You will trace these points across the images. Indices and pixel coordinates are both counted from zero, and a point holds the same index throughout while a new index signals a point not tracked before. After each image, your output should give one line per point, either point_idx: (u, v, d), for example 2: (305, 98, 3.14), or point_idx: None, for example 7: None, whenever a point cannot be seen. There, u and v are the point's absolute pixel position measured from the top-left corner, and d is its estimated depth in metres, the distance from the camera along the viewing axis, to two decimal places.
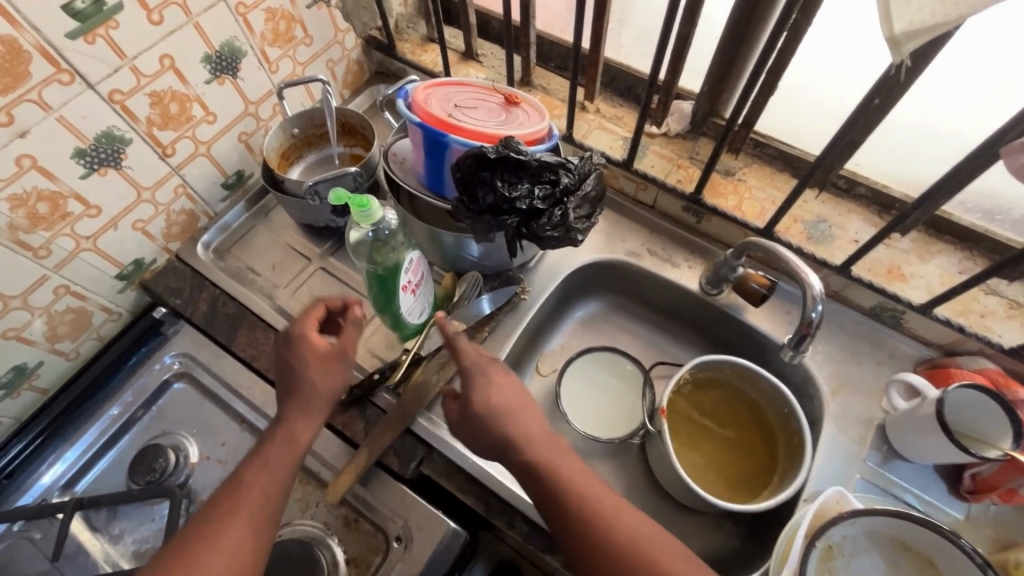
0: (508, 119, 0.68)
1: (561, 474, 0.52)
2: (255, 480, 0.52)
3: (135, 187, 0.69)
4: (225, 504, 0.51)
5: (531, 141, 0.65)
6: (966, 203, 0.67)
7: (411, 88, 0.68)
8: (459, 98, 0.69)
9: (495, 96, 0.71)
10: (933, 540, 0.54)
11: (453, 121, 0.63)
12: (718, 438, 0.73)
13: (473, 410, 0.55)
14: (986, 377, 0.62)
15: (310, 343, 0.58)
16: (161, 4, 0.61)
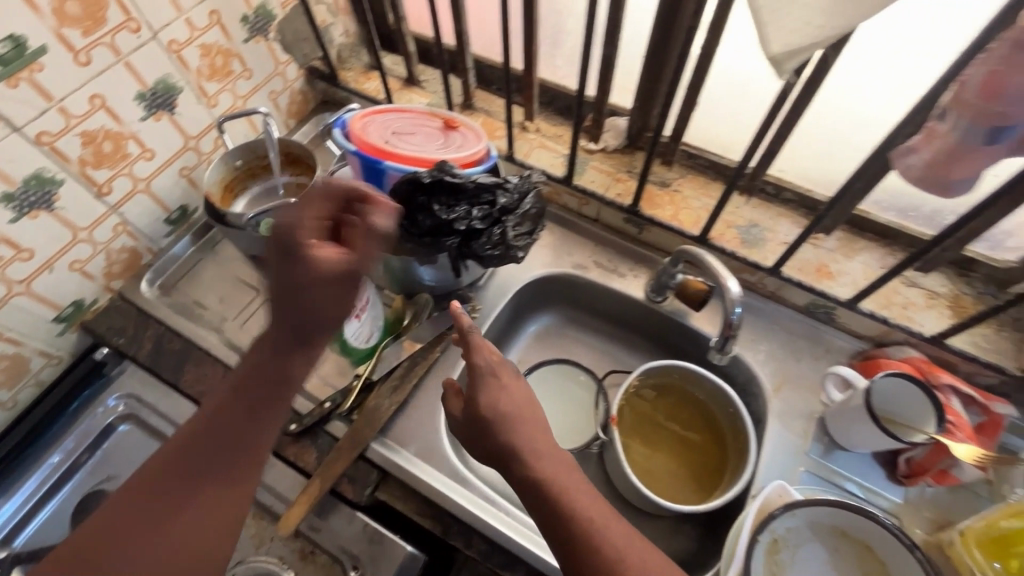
0: (446, 143, 0.70)
1: (565, 495, 0.49)
2: (247, 425, 0.52)
3: (70, 229, 0.68)
4: (219, 445, 0.51)
5: (467, 164, 0.67)
6: (881, 202, 0.71)
7: (350, 116, 0.69)
8: (398, 124, 0.71)
9: (434, 121, 0.73)
10: (869, 527, 0.56)
11: (388, 148, 0.65)
12: (680, 436, 0.76)
13: (481, 415, 0.53)
14: (912, 366, 0.67)
15: (320, 253, 0.49)
16: (88, 46, 0.61)
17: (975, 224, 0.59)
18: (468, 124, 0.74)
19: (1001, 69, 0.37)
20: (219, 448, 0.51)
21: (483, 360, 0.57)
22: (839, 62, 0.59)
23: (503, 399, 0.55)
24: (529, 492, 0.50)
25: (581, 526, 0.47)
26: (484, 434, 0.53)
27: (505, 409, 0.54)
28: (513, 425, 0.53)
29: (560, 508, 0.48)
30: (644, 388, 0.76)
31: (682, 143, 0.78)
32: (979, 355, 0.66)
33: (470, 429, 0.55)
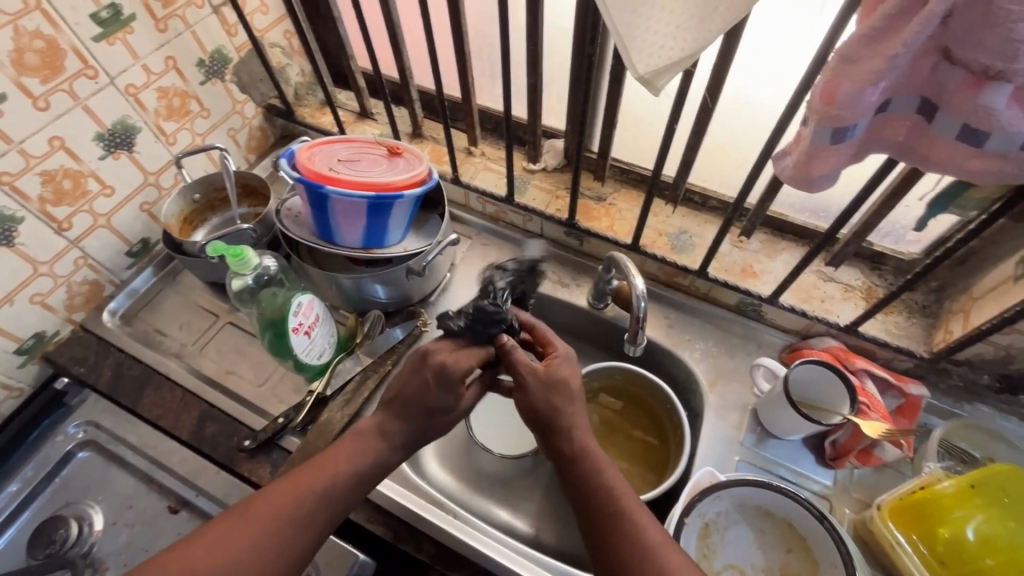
0: (391, 167, 0.73)
1: (605, 467, 0.54)
2: (348, 469, 0.54)
3: (31, 263, 0.72)
4: (326, 481, 0.53)
5: (411, 185, 0.70)
6: (794, 205, 0.76)
7: (298, 147, 0.73)
8: (346, 152, 0.75)
9: (379, 149, 0.76)
10: (786, 504, 0.59)
11: (332, 175, 0.68)
12: (635, 437, 0.80)
13: (563, 379, 0.57)
14: (831, 354, 0.71)
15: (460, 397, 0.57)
16: (47, 92, 0.66)
17: (868, 218, 0.65)
18: (414, 148, 0.78)
19: (832, 78, 0.42)
20: (325, 484, 0.53)
21: (563, 346, 0.60)
22: (733, 79, 0.65)
23: (570, 372, 0.57)
24: (576, 457, 0.54)
25: (616, 508, 0.51)
26: (562, 400, 0.56)
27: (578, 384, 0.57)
28: (580, 404, 0.57)
29: (597, 482, 0.52)
30: (600, 393, 0.81)
31: (612, 160, 0.83)
32: (891, 341, 0.71)
33: (543, 386, 0.56)
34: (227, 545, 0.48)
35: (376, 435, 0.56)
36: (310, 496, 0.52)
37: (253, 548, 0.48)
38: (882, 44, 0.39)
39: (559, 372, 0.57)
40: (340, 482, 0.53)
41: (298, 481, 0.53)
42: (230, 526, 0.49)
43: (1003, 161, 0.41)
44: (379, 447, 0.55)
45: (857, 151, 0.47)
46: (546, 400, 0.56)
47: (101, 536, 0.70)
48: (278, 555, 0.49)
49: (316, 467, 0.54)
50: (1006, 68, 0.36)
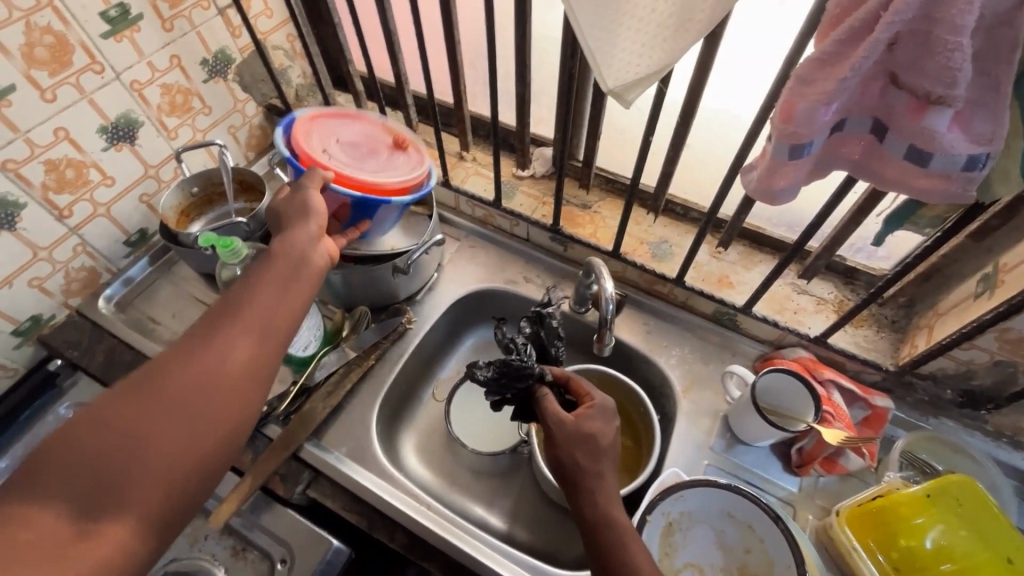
0: (390, 161, 0.73)
1: (627, 538, 0.51)
2: (279, 267, 0.55)
3: (30, 248, 0.74)
4: (264, 274, 0.54)
5: (404, 189, 0.70)
6: (771, 218, 0.78)
7: (299, 116, 0.72)
8: (348, 132, 0.74)
9: (382, 140, 0.75)
10: (746, 507, 0.61)
11: (323, 161, 0.67)
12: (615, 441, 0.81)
13: (593, 435, 0.56)
14: (800, 364, 0.73)
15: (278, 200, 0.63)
16: (54, 85, 0.69)
17: (837, 233, 0.68)
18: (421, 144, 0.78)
19: (790, 97, 0.44)
20: (265, 279, 0.54)
21: (602, 398, 0.60)
22: (710, 93, 0.68)
23: (603, 430, 0.57)
24: (599, 527, 0.52)
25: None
26: (589, 457, 0.55)
27: (610, 445, 0.57)
28: (609, 466, 0.56)
29: (621, 561, 0.50)
30: None
31: (597, 169, 0.86)
32: (859, 353, 0.73)
33: (571, 442, 0.56)
34: (178, 366, 0.47)
35: (283, 239, 0.58)
36: (245, 297, 0.53)
37: (211, 348, 0.49)
38: (834, 67, 0.42)
39: (588, 425, 0.57)
40: (269, 277, 0.54)
41: (241, 288, 0.54)
42: (178, 349, 0.48)
43: (947, 180, 0.44)
44: (283, 247, 0.57)
45: (815, 166, 0.50)
46: (572, 456, 0.56)
47: None
48: (237, 362, 0.49)
49: (256, 271, 0.55)
50: (946, 94, 0.38)
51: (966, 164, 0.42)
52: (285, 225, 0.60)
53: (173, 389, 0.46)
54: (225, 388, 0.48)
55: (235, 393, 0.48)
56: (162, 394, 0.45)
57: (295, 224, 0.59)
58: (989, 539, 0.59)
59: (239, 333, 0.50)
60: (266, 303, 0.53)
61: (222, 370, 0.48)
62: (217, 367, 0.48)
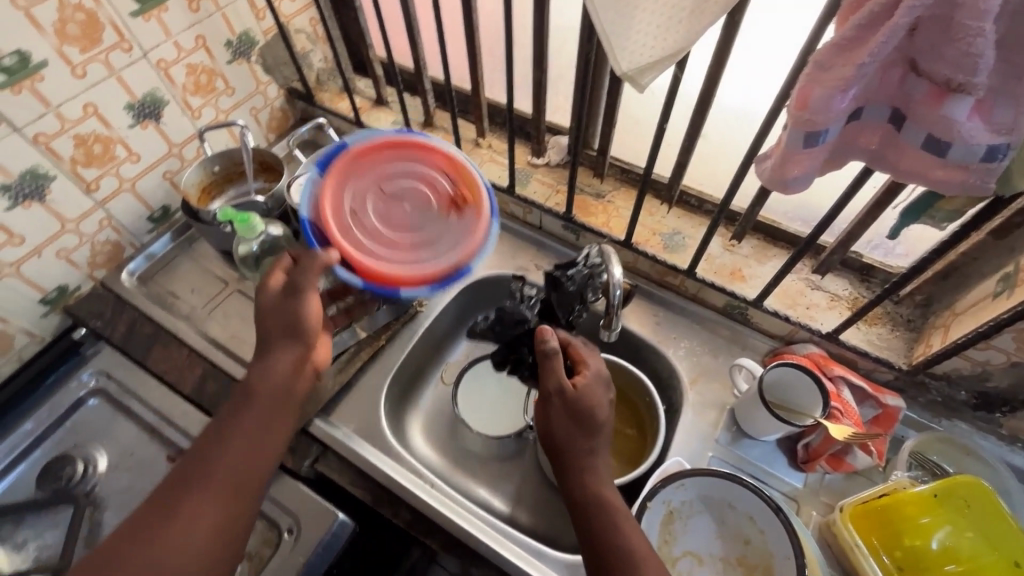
0: (426, 233, 0.67)
1: (617, 516, 0.54)
2: (257, 402, 0.60)
3: (58, 219, 0.77)
4: (243, 413, 0.59)
5: (434, 276, 0.65)
6: (787, 212, 0.77)
7: (344, 157, 0.67)
8: (399, 180, 0.68)
9: (426, 204, 0.68)
10: (747, 498, 0.61)
11: (341, 233, 0.64)
12: (622, 434, 0.82)
13: (591, 411, 0.58)
14: (811, 360, 0.72)
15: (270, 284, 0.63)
16: (85, 61, 0.71)
17: (853, 228, 0.67)
18: (483, 201, 0.68)
19: (806, 83, 0.44)
20: (243, 422, 0.59)
21: (597, 369, 0.62)
22: (726, 82, 0.67)
23: (600, 404, 0.59)
24: (590, 503, 0.55)
25: (617, 559, 0.51)
26: (584, 434, 0.58)
27: (607, 421, 0.58)
28: (602, 444, 0.59)
29: (612, 540, 0.53)
30: None
31: (612, 158, 0.86)
32: (871, 351, 0.72)
33: (569, 416, 0.58)
34: (160, 523, 0.53)
35: (263, 368, 0.61)
36: (225, 442, 0.58)
37: (191, 499, 0.54)
38: (852, 53, 0.41)
39: (587, 400, 0.58)
40: (248, 416, 0.59)
41: (223, 429, 0.59)
42: (165, 502, 0.55)
43: (964, 171, 0.43)
44: (264, 381, 0.60)
45: (831, 155, 0.49)
46: (567, 429, 0.58)
47: (104, 477, 0.76)
48: (209, 517, 0.54)
49: (237, 409, 0.60)
50: (966, 81, 0.38)
51: (986, 155, 0.41)
52: (268, 344, 0.62)
53: (152, 548, 0.52)
54: (200, 539, 0.53)
55: (205, 554, 0.53)
56: (136, 561, 0.51)
57: (279, 345, 0.61)
58: (996, 542, 0.58)
59: (215, 484, 0.55)
60: (246, 448, 0.58)
61: (196, 521, 0.53)
62: (190, 522, 0.53)
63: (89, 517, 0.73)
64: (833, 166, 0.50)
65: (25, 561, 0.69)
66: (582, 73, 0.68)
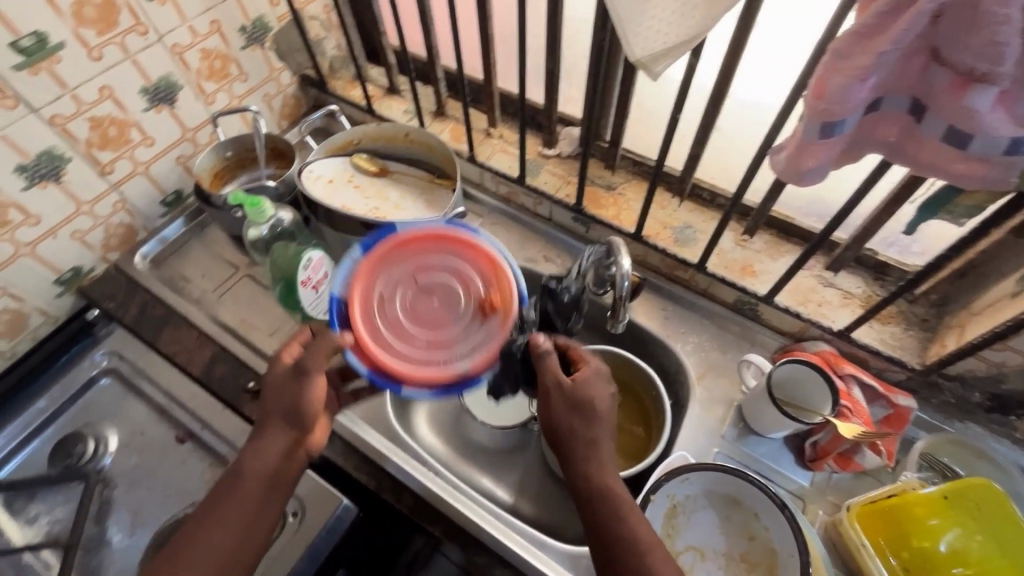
0: (452, 332, 0.60)
1: (621, 508, 0.54)
2: (250, 485, 0.57)
3: (74, 201, 0.78)
4: (236, 493, 0.57)
5: (443, 384, 0.58)
6: (801, 208, 0.76)
7: (384, 241, 0.63)
8: (433, 273, 0.62)
9: (459, 305, 0.61)
10: (752, 493, 0.61)
11: (362, 317, 0.59)
12: (629, 432, 0.81)
13: (590, 400, 0.57)
14: (821, 358, 0.71)
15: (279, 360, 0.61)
16: (101, 44, 0.71)
17: (869, 223, 0.65)
18: (514, 311, 0.61)
19: (824, 72, 0.43)
20: (234, 506, 0.56)
21: (596, 363, 0.60)
22: (742, 73, 0.66)
23: (599, 395, 0.58)
24: (595, 495, 0.55)
25: (622, 550, 0.52)
26: (585, 424, 0.57)
27: (606, 410, 0.57)
28: (604, 434, 0.57)
29: (617, 532, 0.53)
30: None
31: (623, 150, 0.85)
32: (883, 350, 0.71)
33: (568, 408, 0.57)
34: None
35: (254, 449, 0.58)
36: (213, 526, 0.55)
37: None
38: (872, 41, 0.40)
39: (585, 392, 0.57)
40: (241, 499, 0.56)
41: (214, 509, 0.56)
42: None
43: (985, 165, 0.42)
44: (252, 464, 0.58)
45: (847, 147, 0.48)
46: (569, 422, 0.57)
47: (115, 455, 0.78)
48: None
49: (230, 489, 0.57)
50: (990, 71, 0.37)
51: (1007, 148, 0.40)
52: (264, 425, 0.60)
53: None
54: None
55: None
56: None
57: (271, 429, 0.59)
58: (1007, 546, 0.57)
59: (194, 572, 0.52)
60: (223, 533, 0.55)
61: None
62: None
63: (99, 493, 0.75)
64: (848, 159, 0.49)
65: (36, 534, 0.72)
66: (595, 62, 0.67)
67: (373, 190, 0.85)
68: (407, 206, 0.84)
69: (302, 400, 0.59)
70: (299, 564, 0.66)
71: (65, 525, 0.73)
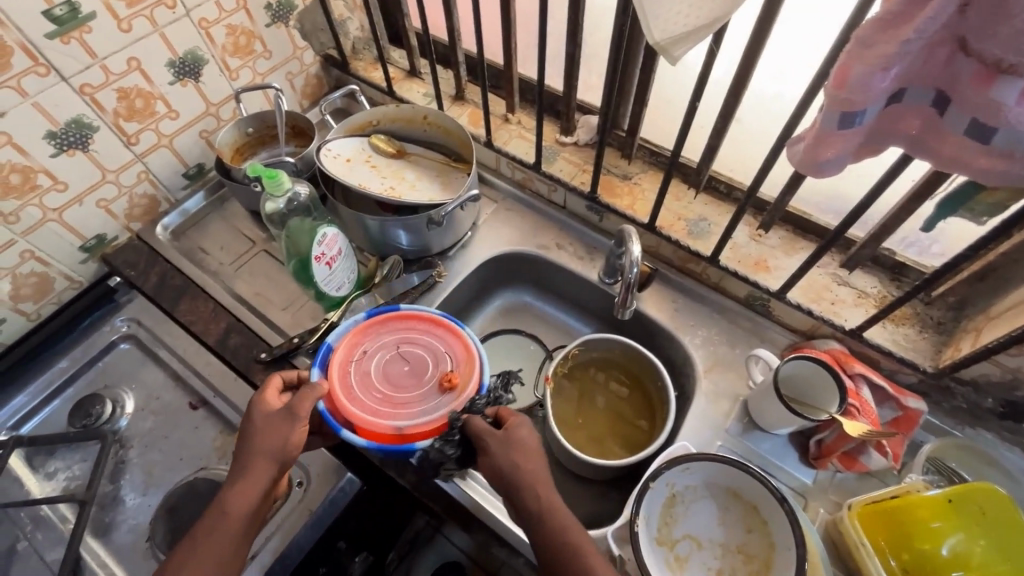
0: (407, 398, 0.69)
1: (564, 526, 0.55)
2: (231, 518, 0.57)
3: (100, 170, 0.80)
4: (217, 523, 0.56)
5: (379, 436, 0.66)
6: (819, 204, 0.75)
7: (385, 310, 0.76)
8: (415, 346, 0.74)
9: (425, 379, 0.71)
10: (753, 487, 0.61)
11: (341, 364, 0.71)
12: (634, 425, 0.81)
13: (518, 434, 0.61)
14: (831, 356, 0.70)
15: (266, 403, 0.63)
16: (130, 16, 0.73)
17: (887, 221, 0.64)
18: (465, 395, 0.68)
19: (847, 61, 0.42)
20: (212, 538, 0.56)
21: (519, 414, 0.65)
22: (764, 63, 0.65)
23: (525, 430, 0.63)
24: (545, 515, 0.56)
25: (583, 565, 0.53)
26: (523, 456, 0.60)
27: (532, 441, 0.62)
28: (539, 462, 0.60)
29: (564, 548, 0.54)
30: (609, 378, 0.84)
31: (641, 139, 0.85)
32: (896, 351, 0.69)
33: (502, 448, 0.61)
34: None
35: (240, 487, 0.58)
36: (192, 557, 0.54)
37: None
38: (896, 30, 0.39)
39: (516, 433, 0.62)
40: (223, 532, 0.56)
41: (194, 541, 0.56)
42: None
43: (1008, 161, 0.41)
44: (239, 502, 0.57)
45: (867, 139, 0.47)
46: (507, 458, 0.60)
47: (130, 417, 0.80)
48: None
49: (211, 522, 0.56)
50: (1018, 62, 0.36)
51: None
52: (247, 462, 0.59)
53: None
54: None
55: None
56: None
57: (257, 468, 0.59)
58: (1013, 556, 0.56)
59: None
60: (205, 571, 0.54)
61: None
62: None
63: (115, 454, 0.77)
64: (868, 152, 0.49)
65: (54, 489, 0.75)
66: (615, 48, 0.66)
67: (390, 170, 0.85)
68: (422, 186, 0.85)
69: (293, 443, 0.60)
70: (302, 531, 0.68)
71: (81, 481, 0.75)
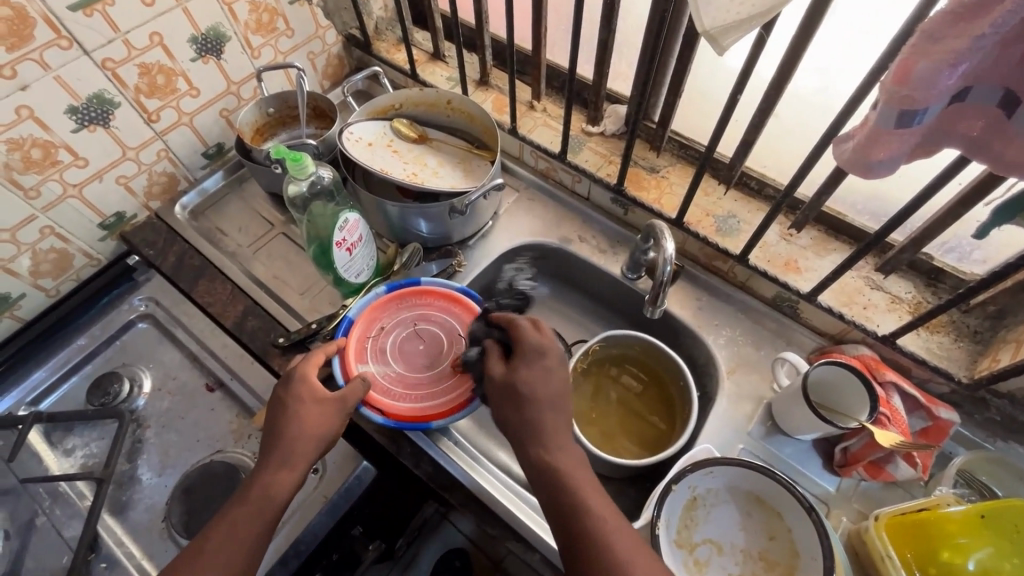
0: (422, 378, 0.70)
1: (566, 477, 0.53)
2: (270, 502, 0.57)
3: (120, 147, 0.79)
4: (256, 505, 0.56)
5: (394, 414, 0.66)
6: (856, 204, 0.73)
7: (405, 286, 0.75)
8: (431, 326, 0.73)
9: (441, 359, 0.71)
10: (778, 493, 0.60)
11: (359, 340, 0.71)
12: (648, 422, 0.80)
13: (515, 386, 0.57)
14: (862, 362, 0.68)
15: (313, 384, 0.62)
16: None
17: (930, 226, 0.61)
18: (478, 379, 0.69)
19: (910, 56, 0.39)
20: (253, 518, 0.56)
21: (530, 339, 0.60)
22: (810, 55, 0.62)
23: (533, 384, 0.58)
24: (534, 471, 0.54)
25: (581, 509, 0.51)
26: (513, 407, 0.57)
27: (535, 392, 0.57)
28: (536, 408, 0.56)
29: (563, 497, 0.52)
30: (627, 374, 0.82)
31: (670, 131, 0.82)
32: (930, 359, 0.67)
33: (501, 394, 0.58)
34: None
35: (281, 470, 0.58)
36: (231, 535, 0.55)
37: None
38: (969, 24, 0.36)
39: (514, 377, 0.58)
40: (264, 513, 0.56)
41: (234, 519, 0.56)
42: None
43: None
44: (281, 488, 0.57)
45: (923, 139, 0.45)
46: (502, 410, 0.58)
47: (148, 397, 0.81)
48: None
49: (249, 501, 0.57)
50: None
51: None
52: (291, 446, 0.59)
53: None
54: None
55: None
56: None
57: (302, 454, 0.59)
58: None
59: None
60: (246, 552, 0.54)
61: None
62: None
63: (132, 433, 0.77)
64: (922, 152, 0.46)
65: (72, 465, 0.75)
66: (654, 37, 0.64)
67: (411, 155, 0.83)
68: (445, 173, 0.83)
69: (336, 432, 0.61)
70: (318, 517, 0.68)
71: (98, 459, 0.76)
